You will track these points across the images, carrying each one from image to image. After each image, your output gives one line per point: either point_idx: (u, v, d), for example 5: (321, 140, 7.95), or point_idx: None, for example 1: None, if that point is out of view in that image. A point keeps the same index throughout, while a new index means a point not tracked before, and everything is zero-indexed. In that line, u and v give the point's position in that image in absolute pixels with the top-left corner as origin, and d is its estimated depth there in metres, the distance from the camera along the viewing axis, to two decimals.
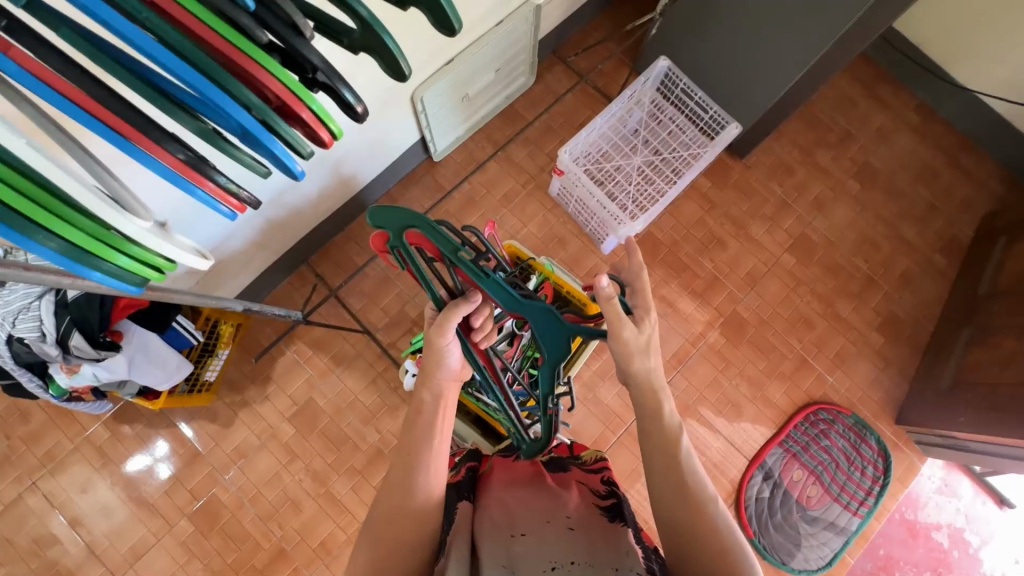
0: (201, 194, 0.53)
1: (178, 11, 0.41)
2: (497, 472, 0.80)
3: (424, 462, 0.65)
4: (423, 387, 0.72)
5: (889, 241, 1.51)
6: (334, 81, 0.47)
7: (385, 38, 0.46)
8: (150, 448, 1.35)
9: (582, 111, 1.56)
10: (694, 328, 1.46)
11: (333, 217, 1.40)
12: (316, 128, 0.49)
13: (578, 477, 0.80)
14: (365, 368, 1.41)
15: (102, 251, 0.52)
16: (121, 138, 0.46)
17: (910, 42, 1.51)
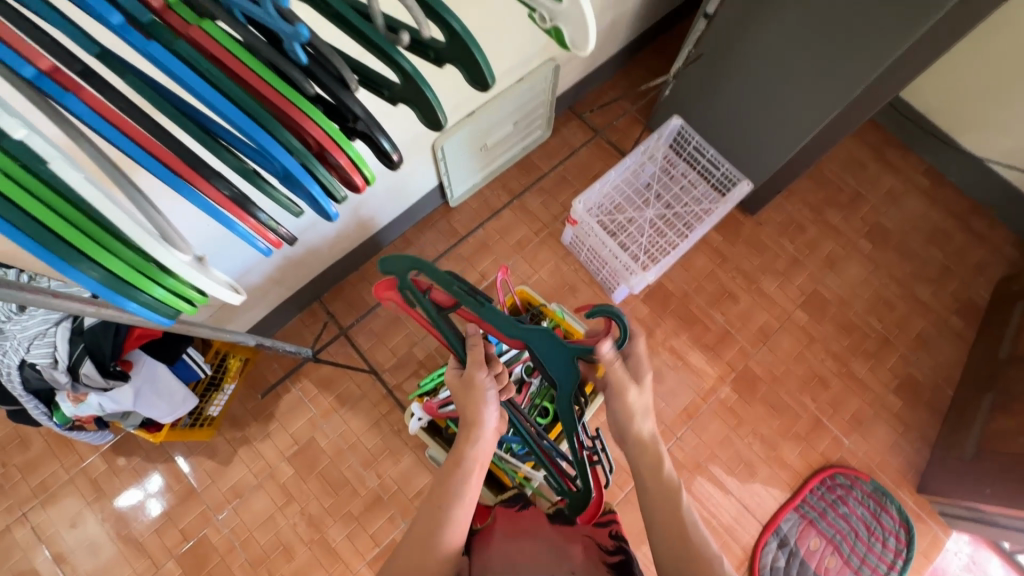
0: (240, 228, 0.53)
1: (236, 65, 0.44)
2: (500, 521, 0.76)
3: (451, 517, 0.63)
4: (467, 444, 0.69)
5: (903, 301, 1.50)
6: (373, 129, 0.48)
7: (425, 90, 0.47)
8: (144, 483, 1.32)
9: (596, 164, 1.61)
10: (705, 381, 1.43)
11: (349, 256, 1.42)
12: (350, 172, 0.50)
13: (583, 529, 0.77)
14: (370, 409, 1.39)
15: (138, 281, 0.51)
16: (169, 172, 0.46)
17: (917, 109, 1.56)
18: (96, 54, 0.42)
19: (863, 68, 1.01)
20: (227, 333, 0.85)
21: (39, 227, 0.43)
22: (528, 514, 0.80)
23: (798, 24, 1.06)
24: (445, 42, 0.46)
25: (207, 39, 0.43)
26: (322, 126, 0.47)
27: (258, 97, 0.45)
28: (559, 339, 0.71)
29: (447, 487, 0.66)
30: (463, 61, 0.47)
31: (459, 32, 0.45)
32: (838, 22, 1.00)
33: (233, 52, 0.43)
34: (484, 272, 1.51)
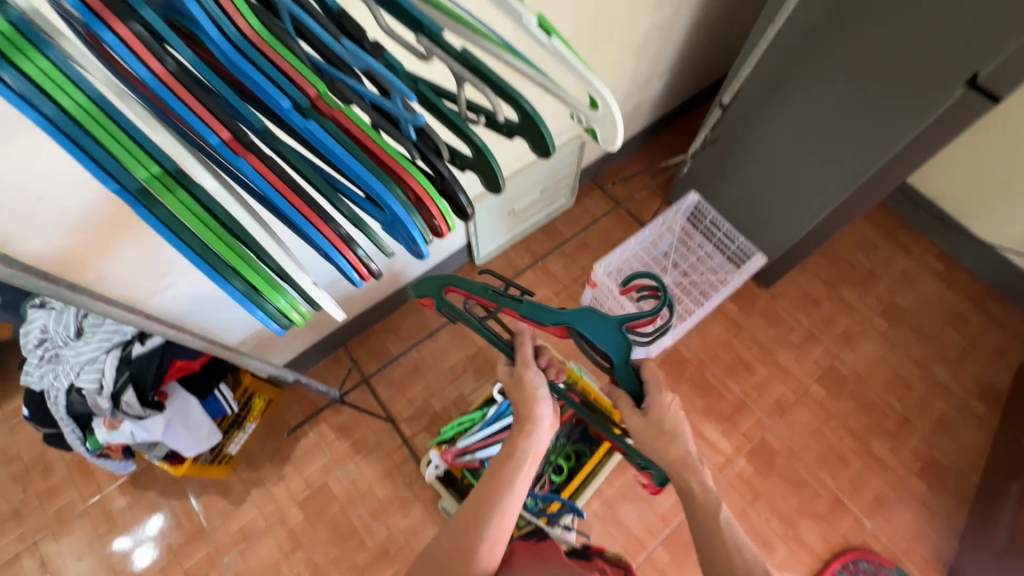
0: (342, 264, 0.41)
1: (358, 131, 0.37)
2: (520, 549, 0.77)
3: (498, 505, 0.68)
4: (521, 435, 0.74)
5: (922, 382, 1.49)
6: (454, 184, 0.41)
7: (491, 162, 0.43)
8: (134, 530, 1.32)
9: (616, 232, 1.69)
10: (721, 450, 1.42)
11: (378, 306, 1.50)
12: (435, 220, 0.40)
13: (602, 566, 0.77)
14: (384, 457, 1.40)
15: (267, 291, 0.47)
16: (296, 212, 0.39)
17: (926, 195, 1.63)
18: (257, 124, 0.37)
19: (876, 151, 1.07)
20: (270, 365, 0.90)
21: (197, 244, 0.43)
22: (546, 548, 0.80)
23: (816, 109, 1.14)
24: (515, 118, 0.44)
25: (342, 115, 0.36)
26: (418, 177, 0.39)
27: (385, 166, 0.38)
28: (601, 312, 0.74)
29: (499, 475, 0.71)
30: (535, 134, 0.44)
31: (532, 114, 0.42)
32: (845, 115, 1.09)
33: (373, 135, 0.37)
34: None
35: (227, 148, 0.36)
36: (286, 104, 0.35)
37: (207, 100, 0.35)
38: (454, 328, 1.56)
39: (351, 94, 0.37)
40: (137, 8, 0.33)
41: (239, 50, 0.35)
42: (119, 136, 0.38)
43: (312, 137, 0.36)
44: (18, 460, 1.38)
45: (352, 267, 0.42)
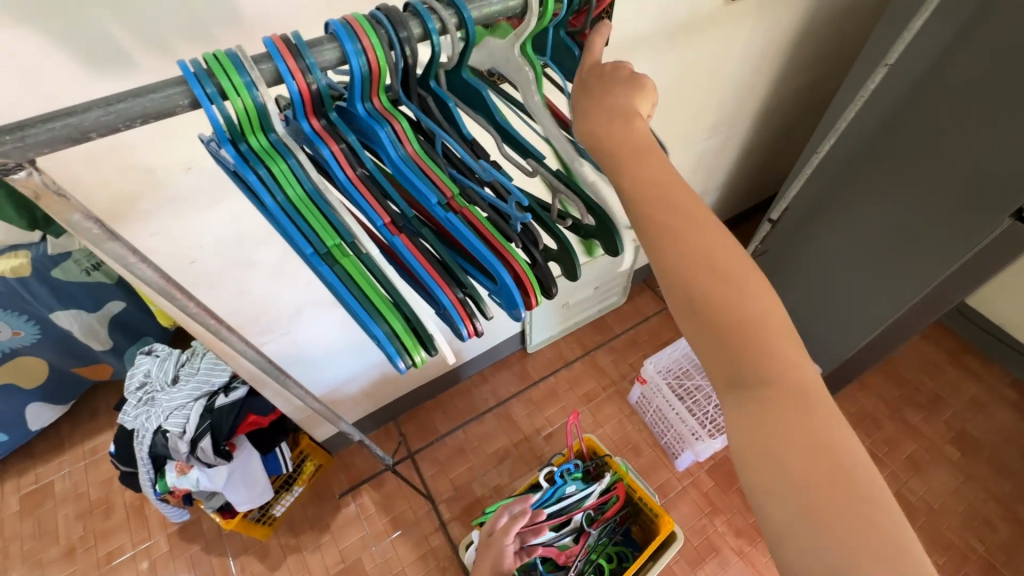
0: (458, 321, 0.46)
1: (480, 223, 0.46)
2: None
3: None
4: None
5: (1006, 523, 1.36)
6: (548, 271, 0.49)
7: (574, 255, 0.51)
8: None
9: (665, 332, 1.74)
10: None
11: (432, 383, 1.57)
12: (529, 296, 0.48)
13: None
14: (420, 538, 1.39)
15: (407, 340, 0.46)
16: (430, 277, 0.45)
17: (991, 320, 1.59)
18: (409, 213, 0.46)
19: (926, 273, 1.09)
20: (340, 423, 0.95)
21: (356, 293, 0.44)
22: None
23: (872, 227, 1.18)
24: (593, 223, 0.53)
25: (470, 212, 0.46)
26: (520, 260, 0.47)
27: (495, 250, 0.46)
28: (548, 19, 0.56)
29: None
30: (608, 238, 0.52)
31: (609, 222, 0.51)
32: (903, 235, 1.12)
33: (491, 226, 0.47)
34: (550, 418, 1.59)
35: (387, 229, 0.45)
36: (434, 200, 0.45)
37: (380, 195, 0.45)
38: (500, 413, 1.60)
39: (476, 198, 0.48)
40: (342, 130, 0.45)
41: (408, 159, 0.45)
42: (317, 211, 0.42)
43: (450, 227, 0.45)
44: (85, 497, 1.48)
45: (465, 326, 0.46)
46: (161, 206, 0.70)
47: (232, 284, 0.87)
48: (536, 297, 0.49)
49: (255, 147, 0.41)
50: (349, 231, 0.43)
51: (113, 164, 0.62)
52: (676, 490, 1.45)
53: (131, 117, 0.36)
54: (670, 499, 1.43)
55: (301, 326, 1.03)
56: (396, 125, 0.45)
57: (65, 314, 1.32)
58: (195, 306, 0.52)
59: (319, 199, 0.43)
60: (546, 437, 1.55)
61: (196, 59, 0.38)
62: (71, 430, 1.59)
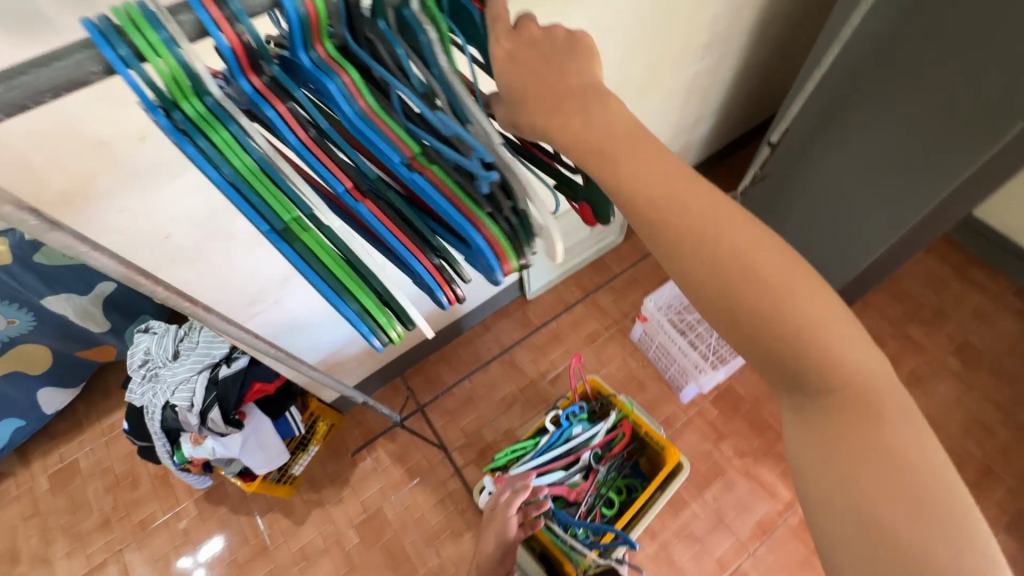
0: (435, 289, 0.45)
1: (447, 185, 0.44)
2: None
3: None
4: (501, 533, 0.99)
5: (1006, 428, 1.39)
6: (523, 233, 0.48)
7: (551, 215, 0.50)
8: (196, 549, 1.40)
9: (665, 267, 1.71)
10: (780, 493, 1.37)
11: (435, 336, 1.58)
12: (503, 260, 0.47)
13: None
14: (437, 484, 1.44)
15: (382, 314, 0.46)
16: (400, 245, 0.43)
17: (998, 229, 1.56)
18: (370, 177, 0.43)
19: (929, 187, 1.05)
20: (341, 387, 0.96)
21: (322, 271, 0.43)
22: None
23: (877, 143, 1.12)
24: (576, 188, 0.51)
25: (435, 170, 0.43)
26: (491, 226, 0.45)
27: (466, 211, 0.45)
28: None
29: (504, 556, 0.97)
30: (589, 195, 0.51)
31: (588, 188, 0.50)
32: (911, 149, 1.06)
33: (459, 186, 0.44)
34: (554, 361, 1.60)
35: (350, 195, 0.42)
36: (395, 160, 0.42)
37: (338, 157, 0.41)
38: (505, 360, 1.61)
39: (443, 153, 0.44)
40: (287, 87, 0.40)
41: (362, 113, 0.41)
42: (271, 185, 0.39)
43: (414, 188, 0.43)
44: (111, 471, 1.53)
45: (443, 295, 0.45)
46: (123, 183, 0.66)
47: (214, 258, 0.84)
48: (512, 259, 0.47)
49: (190, 114, 0.37)
50: (306, 202, 0.41)
51: (61, 138, 0.58)
52: (681, 421, 1.48)
53: (40, 89, 0.32)
54: (676, 429, 1.47)
55: (292, 293, 1.02)
56: (343, 74, 0.40)
57: (57, 299, 1.31)
58: (165, 291, 0.50)
59: (268, 169, 0.39)
60: (551, 380, 1.57)
61: (102, 14, 0.33)
62: (86, 410, 1.62)
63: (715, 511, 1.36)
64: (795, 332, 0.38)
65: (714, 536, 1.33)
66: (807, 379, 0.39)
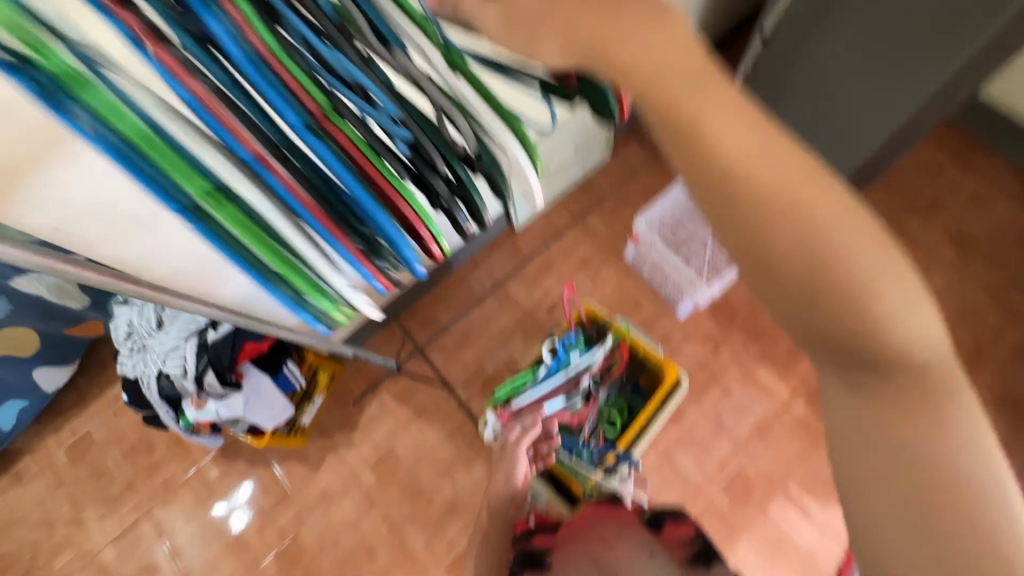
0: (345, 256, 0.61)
1: (358, 154, 0.49)
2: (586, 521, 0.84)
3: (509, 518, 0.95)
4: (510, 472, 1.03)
5: (999, 313, 1.40)
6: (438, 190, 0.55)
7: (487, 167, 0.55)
8: (231, 494, 1.47)
9: (656, 182, 1.64)
10: (777, 397, 1.40)
11: (425, 277, 1.54)
12: (414, 223, 0.57)
13: (667, 530, 0.81)
14: (444, 420, 1.47)
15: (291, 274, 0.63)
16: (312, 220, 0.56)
17: (1004, 109, 1.47)
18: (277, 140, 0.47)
19: (936, 64, 0.96)
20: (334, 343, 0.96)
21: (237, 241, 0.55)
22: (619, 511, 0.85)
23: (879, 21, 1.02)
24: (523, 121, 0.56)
25: (342, 131, 0.47)
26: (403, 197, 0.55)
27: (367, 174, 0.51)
28: None
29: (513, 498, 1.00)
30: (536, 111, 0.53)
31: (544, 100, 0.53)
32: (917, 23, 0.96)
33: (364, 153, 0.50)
34: (549, 291, 1.58)
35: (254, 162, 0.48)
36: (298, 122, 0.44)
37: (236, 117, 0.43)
38: (499, 294, 1.59)
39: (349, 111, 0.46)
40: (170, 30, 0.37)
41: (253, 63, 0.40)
42: (180, 165, 0.47)
43: (318, 151, 0.48)
44: (125, 439, 1.56)
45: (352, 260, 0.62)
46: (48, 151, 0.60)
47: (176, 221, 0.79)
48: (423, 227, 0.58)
49: (55, 71, 0.36)
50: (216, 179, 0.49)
51: None
52: (679, 337, 1.49)
53: None
54: (674, 345, 1.48)
55: None
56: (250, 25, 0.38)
57: (27, 279, 1.23)
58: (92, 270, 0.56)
59: (162, 134, 0.44)
60: (547, 309, 1.56)
61: None
62: (88, 383, 1.63)
63: (716, 419, 1.40)
64: (861, 290, 0.32)
65: (715, 442, 1.38)
66: (871, 354, 0.33)
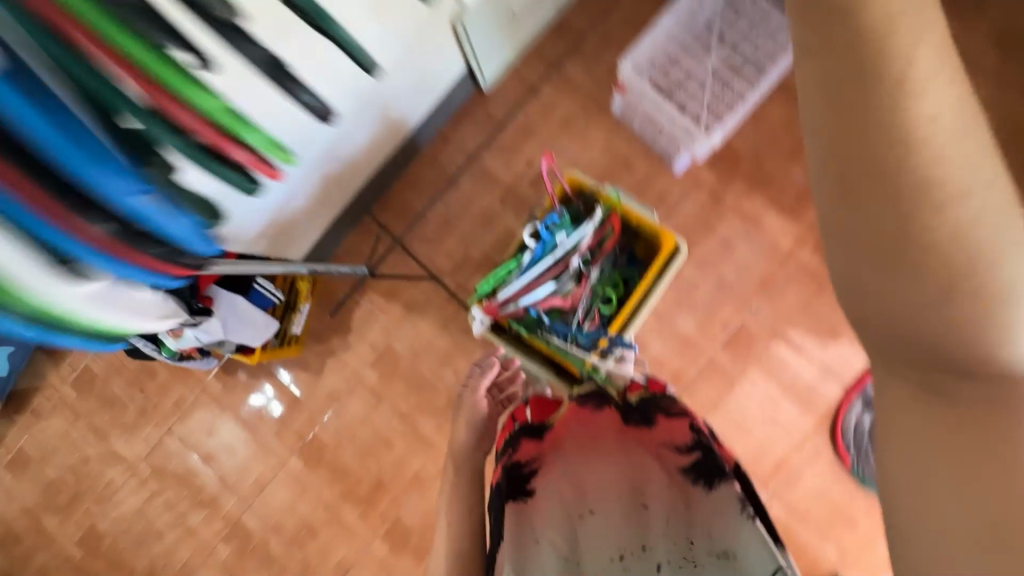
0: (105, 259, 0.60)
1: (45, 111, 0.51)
2: (566, 433, 0.77)
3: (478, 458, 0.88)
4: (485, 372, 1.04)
5: None
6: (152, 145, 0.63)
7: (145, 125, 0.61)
8: (256, 391, 1.50)
9: (645, 10, 1.37)
10: (783, 247, 1.32)
11: (390, 162, 1.37)
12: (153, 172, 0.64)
13: (655, 430, 0.74)
14: (436, 311, 1.43)
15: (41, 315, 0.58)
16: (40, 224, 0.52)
17: None
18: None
19: None
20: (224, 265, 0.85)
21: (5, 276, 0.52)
22: (603, 424, 0.78)
23: None
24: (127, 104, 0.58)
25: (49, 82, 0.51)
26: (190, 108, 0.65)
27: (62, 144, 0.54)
28: None
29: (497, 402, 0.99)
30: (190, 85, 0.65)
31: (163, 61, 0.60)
32: None
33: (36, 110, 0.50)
34: (530, 160, 1.42)
35: None
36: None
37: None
38: (476, 171, 1.43)
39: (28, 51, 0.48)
40: None
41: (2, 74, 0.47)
42: None
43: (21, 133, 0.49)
44: (125, 368, 1.55)
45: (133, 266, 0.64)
46: None
47: None
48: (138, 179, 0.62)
49: None
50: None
51: None
52: (676, 194, 1.36)
53: None
54: (671, 205, 1.36)
55: None
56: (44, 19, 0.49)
57: None
58: None
59: None
60: (530, 182, 1.41)
61: None
62: None
63: (717, 278, 1.34)
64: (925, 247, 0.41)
65: (717, 300, 1.34)
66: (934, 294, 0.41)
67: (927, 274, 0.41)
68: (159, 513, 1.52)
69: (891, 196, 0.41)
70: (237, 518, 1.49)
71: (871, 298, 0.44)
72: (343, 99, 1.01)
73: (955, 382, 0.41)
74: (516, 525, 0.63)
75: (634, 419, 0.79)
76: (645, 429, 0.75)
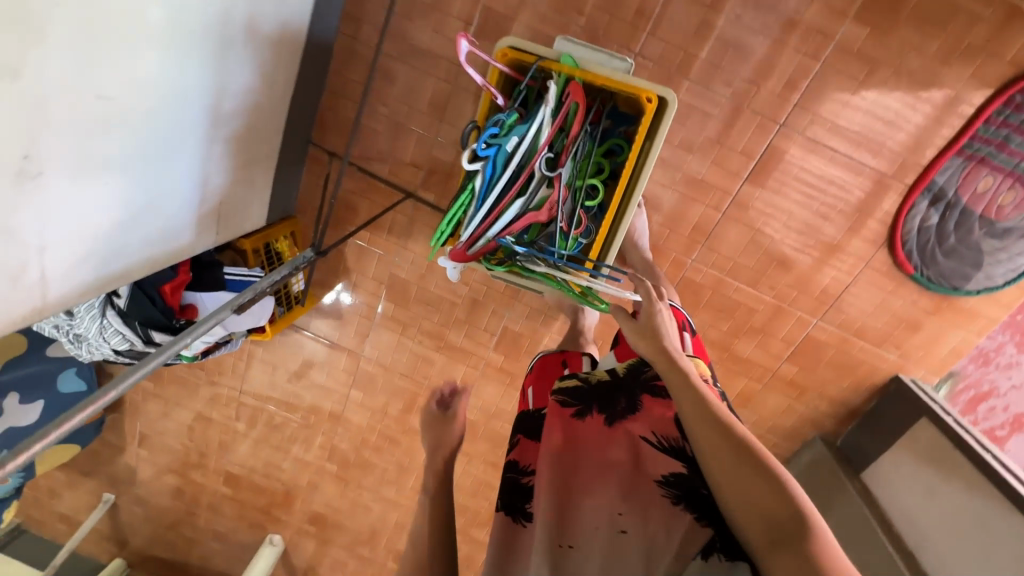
0: None
1: None
2: (547, 439, 0.74)
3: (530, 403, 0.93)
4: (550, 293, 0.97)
5: None
6: None
7: None
8: (294, 345, 1.55)
9: None
10: (815, 28, 1.00)
11: (305, 79, 1.13)
12: None
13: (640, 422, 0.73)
14: (424, 229, 1.31)
15: None
16: None
17: None
18: None
19: None
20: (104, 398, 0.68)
21: None
22: (583, 424, 0.76)
23: None
24: None
25: None
26: None
27: None
28: None
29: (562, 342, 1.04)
30: None
31: None
32: None
33: None
34: (464, 15, 1.09)
35: None
36: None
37: None
38: (406, 52, 1.14)
39: None
40: None
41: None
42: None
43: None
44: None
45: None
46: None
47: None
48: None
49: None
50: None
51: None
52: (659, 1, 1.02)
53: None
54: (656, 17, 1.03)
55: (50, 206, 0.67)
56: None
57: None
58: None
59: None
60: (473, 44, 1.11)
61: None
62: None
63: (732, 97, 1.06)
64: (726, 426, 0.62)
65: (734, 128, 1.09)
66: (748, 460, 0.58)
67: (731, 438, 0.61)
68: (268, 452, 1.76)
69: (701, 409, 0.64)
70: (330, 442, 1.69)
71: (722, 470, 0.59)
72: (196, 44, 0.78)
73: (783, 531, 0.53)
74: (507, 548, 0.69)
75: (622, 402, 0.77)
76: (632, 417, 0.74)
